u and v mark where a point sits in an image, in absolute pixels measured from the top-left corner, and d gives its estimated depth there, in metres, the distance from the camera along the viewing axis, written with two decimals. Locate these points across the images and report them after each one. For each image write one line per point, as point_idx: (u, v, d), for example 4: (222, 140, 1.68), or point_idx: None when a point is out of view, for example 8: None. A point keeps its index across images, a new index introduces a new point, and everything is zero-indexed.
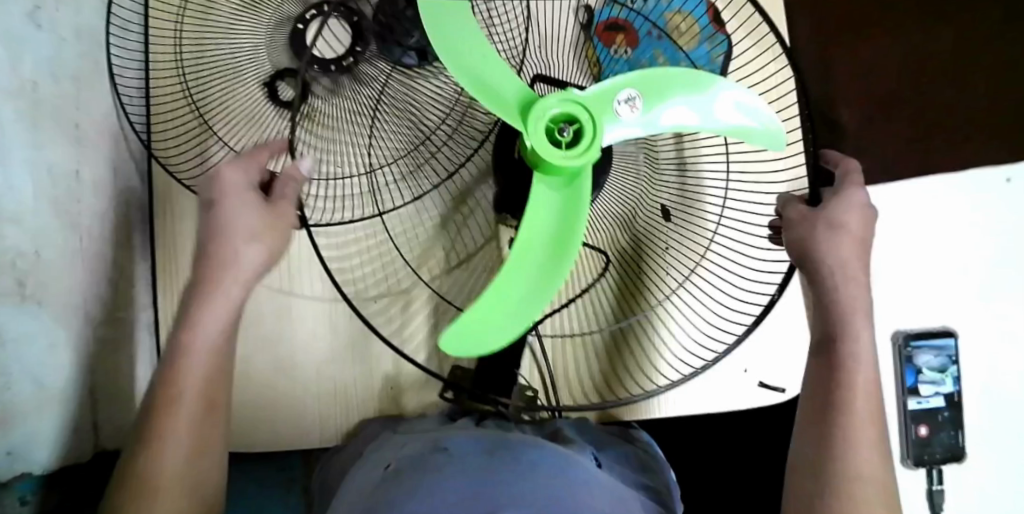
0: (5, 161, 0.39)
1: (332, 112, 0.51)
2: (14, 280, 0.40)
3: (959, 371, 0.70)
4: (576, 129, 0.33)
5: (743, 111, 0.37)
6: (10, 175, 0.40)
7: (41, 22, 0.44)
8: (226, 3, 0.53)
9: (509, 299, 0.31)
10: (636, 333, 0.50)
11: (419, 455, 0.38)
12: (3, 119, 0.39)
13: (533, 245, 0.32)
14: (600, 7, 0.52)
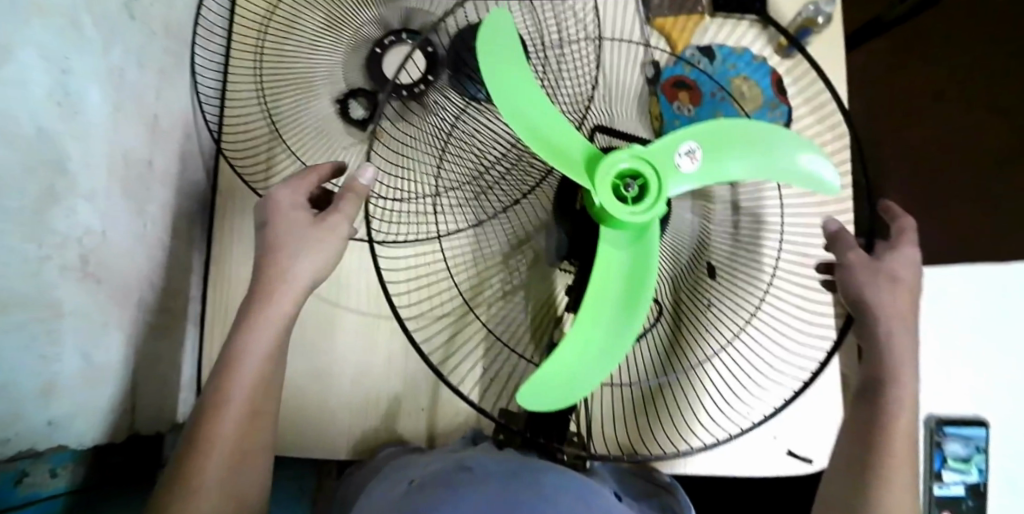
0: (84, 141, 0.40)
1: (403, 136, 0.53)
2: (79, 257, 0.41)
3: (984, 463, 0.70)
4: (640, 183, 0.39)
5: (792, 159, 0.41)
6: (88, 153, 0.41)
7: (135, 14, 0.46)
8: (309, 21, 0.55)
9: (584, 347, 0.38)
10: (675, 389, 0.50)
11: (448, 472, 0.40)
12: (87, 101, 0.40)
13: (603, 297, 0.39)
14: (669, 63, 0.54)
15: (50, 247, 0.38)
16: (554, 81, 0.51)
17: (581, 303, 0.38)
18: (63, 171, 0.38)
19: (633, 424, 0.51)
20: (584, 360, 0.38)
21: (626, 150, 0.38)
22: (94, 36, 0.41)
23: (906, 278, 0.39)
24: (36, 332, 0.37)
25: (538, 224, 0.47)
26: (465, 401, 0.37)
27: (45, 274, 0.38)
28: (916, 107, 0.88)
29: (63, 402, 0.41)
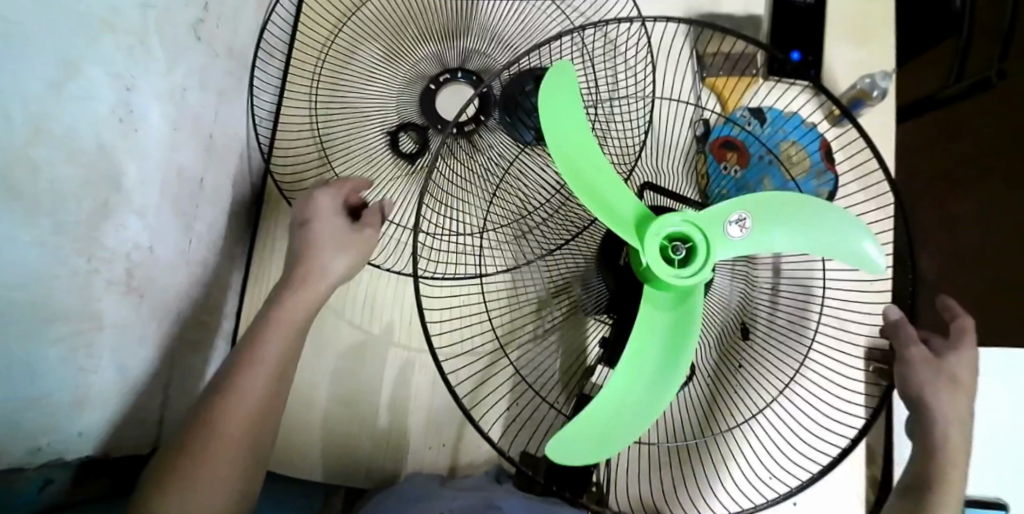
0: (143, 156, 0.41)
1: (453, 174, 0.52)
2: (126, 270, 0.41)
3: None
4: (688, 247, 0.37)
5: (846, 237, 0.39)
6: (145, 169, 0.42)
7: (201, 35, 0.46)
8: (366, 54, 0.56)
9: (617, 404, 0.36)
10: (705, 448, 0.50)
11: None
12: (150, 119, 0.41)
13: (644, 356, 0.37)
14: (720, 123, 0.54)
15: (99, 262, 0.38)
16: (601, 134, 0.52)
17: (618, 361, 0.37)
18: (118, 187, 0.39)
19: (659, 483, 0.50)
20: (615, 420, 0.36)
21: (679, 213, 0.37)
22: (160, 56, 0.41)
23: (956, 373, 0.42)
24: (78, 345, 0.37)
25: (575, 273, 0.46)
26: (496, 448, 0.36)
27: (92, 288, 0.38)
28: (954, 171, 0.89)
29: (94, 414, 0.41)
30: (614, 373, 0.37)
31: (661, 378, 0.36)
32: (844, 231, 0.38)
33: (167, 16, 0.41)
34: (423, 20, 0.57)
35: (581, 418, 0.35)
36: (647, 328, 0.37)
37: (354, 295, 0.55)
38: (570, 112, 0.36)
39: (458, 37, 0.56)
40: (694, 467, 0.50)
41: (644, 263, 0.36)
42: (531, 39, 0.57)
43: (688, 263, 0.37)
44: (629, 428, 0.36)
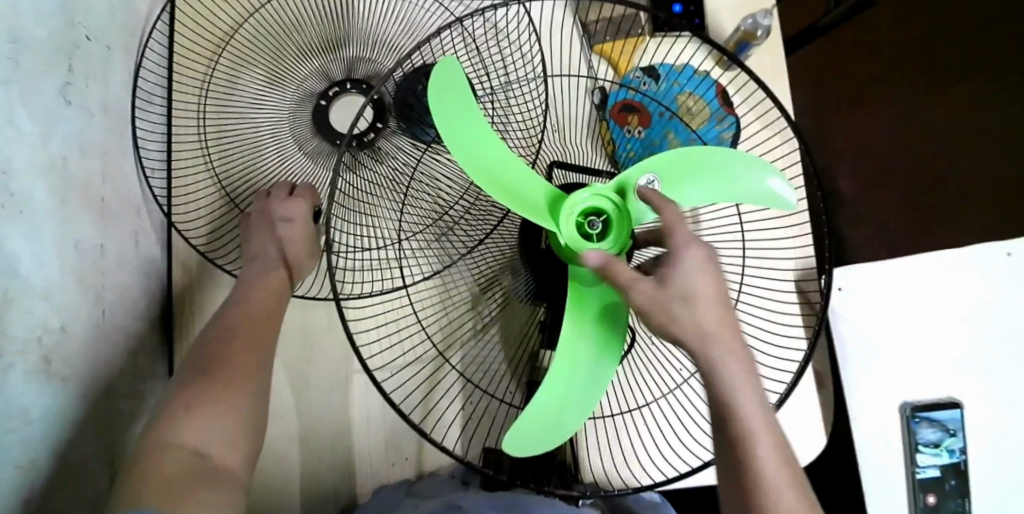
0: (35, 237, 0.38)
1: (365, 186, 0.52)
2: (41, 357, 0.38)
3: (960, 443, 0.55)
4: (605, 220, 0.35)
5: (750, 178, 0.36)
6: (40, 249, 0.39)
7: (71, 98, 0.44)
8: (250, 79, 0.55)
9: (567, 383, 0.35)
10: (664, 412, 0.50)
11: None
12: (35, 195, 0.38)
13: (586, 325, 0.36)
14: (615, 89, 0.55)
15: (13, 354, 0.34)
16: (504, 119, 0.51)
17: (558, 344, 0.35)
18: (15, 272, 0.35)
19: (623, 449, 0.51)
20: (566, 400, 0.34)
21: (590, 187, 0.35)
22: (32, 130, 0.38)
23: None
24: (9, 442, 0.34)
25: (504, 262, 0.46)
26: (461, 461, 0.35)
27: (12, 381, 0.34)
28: (850, 93, 0.96)
29: (45, 508, 0.38)
30: (558, 354, 0.35)
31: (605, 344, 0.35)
32: (753, 171, 0.36)
33: (30, 86, 0.38)
34: (300, 37, 0.56)
35: (534, 410, 0.34)
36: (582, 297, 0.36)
37: (288, 327, 0.54)
38: (463, 92, 0.33)
39: (341, 47, 0.55)
40: (651, 427, 0.51)
41: (563, 245, 0.34)
42: (415, 38, 0.57)
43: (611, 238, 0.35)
44: (582, 405, 0.35)
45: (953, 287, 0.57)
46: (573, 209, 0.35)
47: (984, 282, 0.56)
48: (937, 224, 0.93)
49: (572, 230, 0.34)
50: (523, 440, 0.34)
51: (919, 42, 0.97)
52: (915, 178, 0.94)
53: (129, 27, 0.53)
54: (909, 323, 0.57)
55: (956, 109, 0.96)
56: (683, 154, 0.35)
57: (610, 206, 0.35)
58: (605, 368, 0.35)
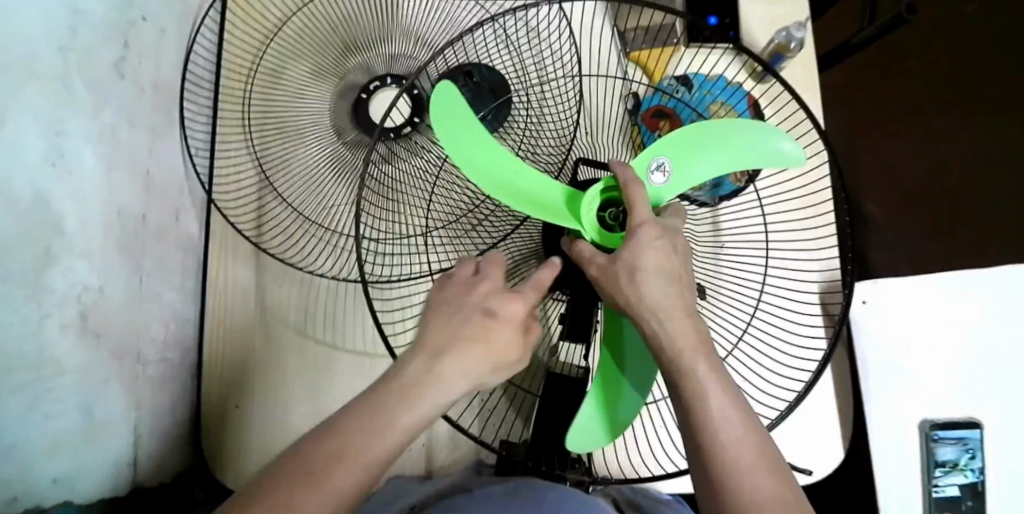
0: (81, 198, 0.40)
1: (398, 177, 0.53)
2: (78, 313, 0.40)
3: (978, 463, 0.54)
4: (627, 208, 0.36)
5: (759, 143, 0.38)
6: (85, 210, 0.40)
7: (124, 73, 0.46)
8: (296, 70, 0.58)
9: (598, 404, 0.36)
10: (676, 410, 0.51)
11: (448, 494, 0.41)
12: (83, 158, 0.40)
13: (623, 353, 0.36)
14: (648, 93, 0.56)
15: (48, 306, 0.36)
16: (538, 120, 0.53)
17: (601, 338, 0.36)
18: (59, 230, 0.37)
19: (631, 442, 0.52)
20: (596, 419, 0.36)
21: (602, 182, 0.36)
22: (85, 98, 0.41)
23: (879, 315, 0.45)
24: (40, 390, 0.36)
25: (529, 254, 0.47)
26: (480, 439, 0.38)
27: (46, 332, 0.36)
28: (880, 115, 0.95)
29: (69, 459, 0.39)
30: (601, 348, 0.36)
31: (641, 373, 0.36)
32: (763, 133, 0.38)
33: (86, 58, 0.40)
34: (345, 31, 0.58)
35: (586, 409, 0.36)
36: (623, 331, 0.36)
37: (314, 308, 0.56)
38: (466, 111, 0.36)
39: (383, 43, 0.57)
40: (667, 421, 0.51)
41: (589, 241, 0.35)
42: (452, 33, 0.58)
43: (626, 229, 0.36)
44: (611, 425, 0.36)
45: (977, 308, 0.56)
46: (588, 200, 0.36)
47: (1007, 302, 0.56)
48: (960, 250, 0.92)
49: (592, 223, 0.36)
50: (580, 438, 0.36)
51: (953, 68, 0.97)
52: (939, 204, 0.93)
53: (184, 12, 0.55)
54: (932, 339, 0.56)
55: (987, 136, 0.95)
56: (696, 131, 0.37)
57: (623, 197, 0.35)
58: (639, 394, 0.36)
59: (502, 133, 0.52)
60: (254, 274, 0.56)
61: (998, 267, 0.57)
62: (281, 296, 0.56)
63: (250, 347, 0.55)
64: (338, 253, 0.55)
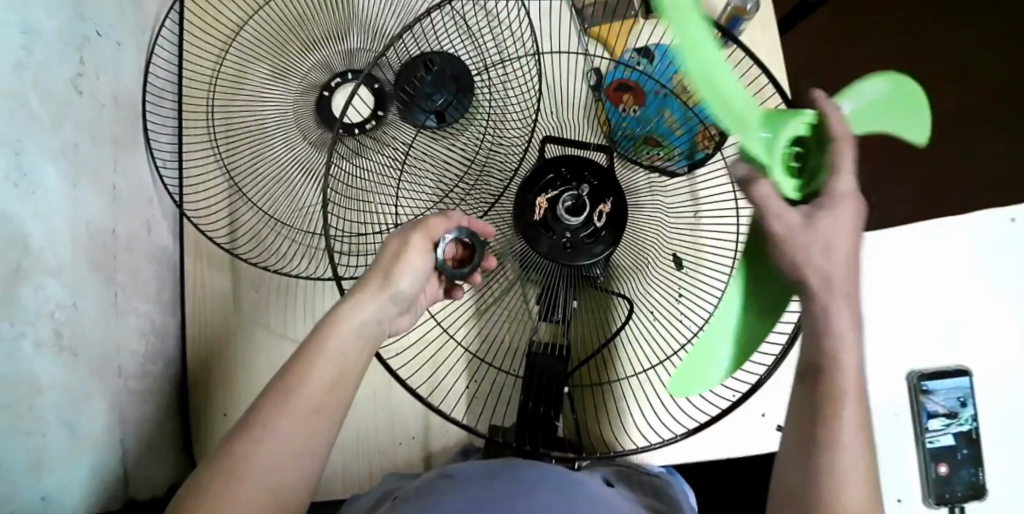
0: (46, 214, 0.39)
1: (363, 171, 0.53)
2: (52, 330, 0.39)
3: (972, 410, 0.56)
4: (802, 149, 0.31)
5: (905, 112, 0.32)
6: (51, 226, 0.40)
7: (82, 89, 0.46)
8: (257, 74, 0.58)
9: (728, 322, 0.31)
10: (650, 381, 0.51)
11: (430, 482, 0.40)
12: (44, 174, 0.40)
13: (757, 274, 0.32)
14: (612, 69, 0.56)
15: (21, 323, 0.36)
16: (499, 101, 0.53)
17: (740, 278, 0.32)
18: (25, 248, 0.37)
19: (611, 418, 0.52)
20: (719, 342, 0.30)
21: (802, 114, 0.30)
22: (42, 113, 0.40)
23: None
24: (22, 407, 0.35)
25: (507, 241, 0.45)
26: (464, 426, 0.38)
27: (22, 350, 0.36)
28: (855, 75, 0.95)
29: (55, 476, 0.39)
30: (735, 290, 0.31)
31: (775, 303, 0.31)
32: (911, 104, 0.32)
33: (41, 73, 0.40)
34: (303, 31, 0.58)
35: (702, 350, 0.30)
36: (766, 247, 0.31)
37: (293, 310, 0.56)
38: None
39: (342, 40, 0.57)
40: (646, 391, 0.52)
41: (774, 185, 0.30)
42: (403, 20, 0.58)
43: (804, 180, 0.32)
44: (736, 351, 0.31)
45: (956, 258, 0.57)
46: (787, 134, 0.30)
47: (980, 249, 0.57)
48: (952, 202, 0.91)
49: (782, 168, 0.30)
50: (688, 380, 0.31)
51: (927, 21, 0.96)
52: (924, 157, 0.92)
53: (140, 23, 0.55)
54: (913, 290, 0.56)
55: (968, 86, 0.94)
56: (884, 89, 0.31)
57: (821, 135, 0.30)
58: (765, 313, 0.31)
59: (466, 123, 0.52)
60: (231, 283, 0.56)
61: (974, 214, 0.57)
62: (259, 300, 0.56)
63: (232, 354, 0.55)
64: (312, 254, 0.56)
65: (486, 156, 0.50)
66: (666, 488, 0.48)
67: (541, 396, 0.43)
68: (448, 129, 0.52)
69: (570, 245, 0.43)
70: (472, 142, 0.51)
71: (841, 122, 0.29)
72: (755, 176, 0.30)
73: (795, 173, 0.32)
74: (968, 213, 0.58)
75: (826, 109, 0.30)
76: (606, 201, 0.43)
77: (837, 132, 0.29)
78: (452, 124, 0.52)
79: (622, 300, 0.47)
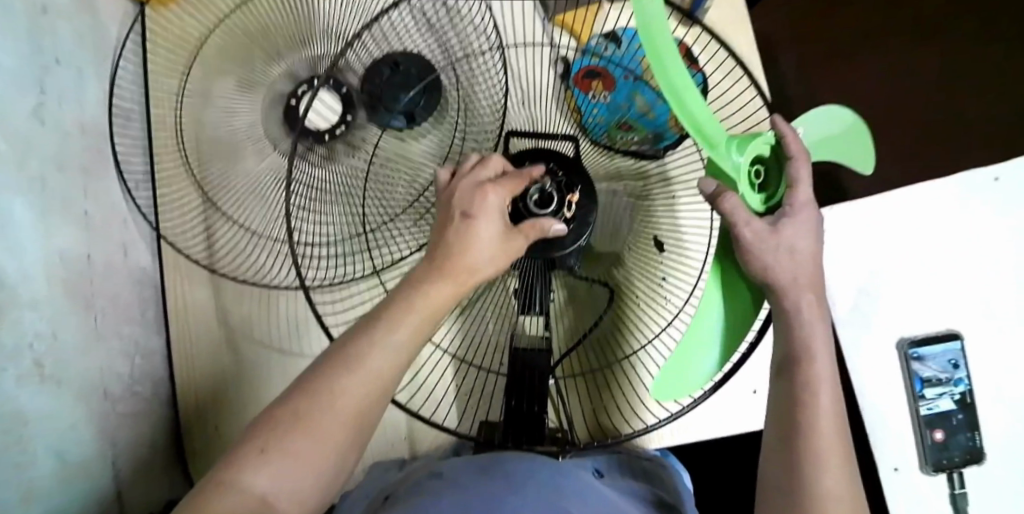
0: (18, 248, 0.39)
1: (329, 180, 0.51)
2: (34, 363, 0.39)
3: (966, 374, 0.56)
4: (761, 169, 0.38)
5: (841, 146, 0.43)
6: (25, 260, 0.39)
7: (46, 118, 0.45)
8: (223, 87, 0.58)
9: (709, 330, 0.35)
10: (632, 365, 0.51)
11: (417, 483, 0.40)
12: (14, 207, 0.39)
13: (730, 282, 0.36)
14: (578, 57, 0.55)
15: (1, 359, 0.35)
16: (468, 96, 0.53)
17: (713, 291, 0.36)
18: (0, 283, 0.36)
19: (599, 408, 0.52)
20: (702, 351, 0.35)
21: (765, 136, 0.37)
22: (7, 146, 0.39)
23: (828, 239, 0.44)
24: (7, 443, 0.35)
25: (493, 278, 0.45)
26: (442, 424, 0.37)
27: (4, 386, 0.35)
28: (835, 40, 0.93)
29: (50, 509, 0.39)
30: (710, 302, 0.36)
31: (747, 306, 0.36)
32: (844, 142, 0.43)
33: (3, 106, 0.39)
34: (267, 42, 0.58)
35: (684, 363, 0.35)
36: (732, 256, 0.37)
37: (275, 321, 0.56)
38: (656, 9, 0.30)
39: (305, 46, 0.57)
40: (629, 378, 0.52)
41: (739, 194, 0.35)
42: (363, 19, 0.58)
43: (768, 195, 0.38)
44: (721, 355, 0.36)
45: (930, 223, 0.58)
46: (753, 153, 0.36)
47: (952, 213, 0.58)
48: (942, 163, 0.90)
49: (746, 184, 0.36)
50: (674, 387, 0.35)
51: None
52: (910, 119, 0.91)
53: (101, 46, 0.55)
54: (887, 255, 0.58)
55: (951, 43, 0.92)
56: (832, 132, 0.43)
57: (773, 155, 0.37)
58: (740, 319, 0.36)
59: (434, 122, 0.51)
60: (214, 299, 0.57)
61: (947, 178, 0.58)
62: (242, 313, 0.56)
63: (221, 369, 0.55)
64: (285, 263, 0.56)
65: (456, 154, 0.51)
66: (661, 472, 0.48)
67: (524, 392, 0.42)
68: (417, 129, 0.51)
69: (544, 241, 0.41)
70: (440, 142, 0.51)
71: (792, 142, 0.36)
72: (721, 190, 0.34)
73: (760, 190, 0.38)
74: (941, 177, 0.59)
75: (782, 134, 0.36)
76: (575, 190, 0.42)
77: (792, 150, 0.36)
78: (421, 124, 0.51)
79: (602, 286, 0.46)
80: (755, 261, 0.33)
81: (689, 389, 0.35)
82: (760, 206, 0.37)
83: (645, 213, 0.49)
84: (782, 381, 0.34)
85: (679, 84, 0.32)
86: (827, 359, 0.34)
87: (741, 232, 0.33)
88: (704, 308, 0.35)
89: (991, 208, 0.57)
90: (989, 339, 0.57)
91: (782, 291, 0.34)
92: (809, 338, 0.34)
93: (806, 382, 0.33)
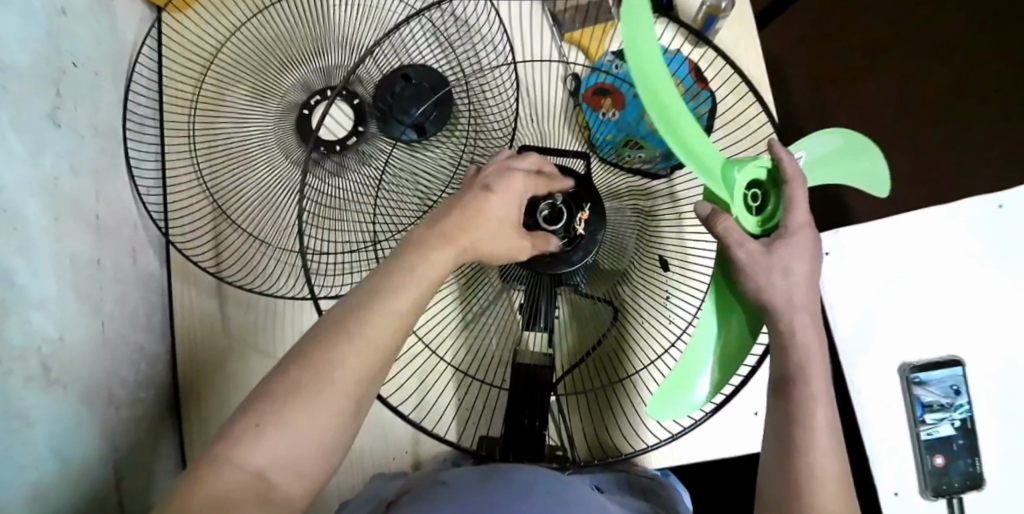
0: (29, 250, 0.39)
1: (338, 192, 0.51)
2: (40, 364, 0.39)
3: (969, 400, 0.57)
4: (757, 192, 0.38)
5: (853, 170, 0.42)
6: (34, 261, 0.40)
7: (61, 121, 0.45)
8: (237, 95, 0.59)
9: (701, 359, 0.36)
10: (635, 382, 0.51)
11: (418, 494, 0.40)
12: (26, 208, 0.39)
13: (727, 317, 0.37)
14: (587, 73, 0.56)
15: (8, 362, 0.35)
16: (480, 109, 0.54)
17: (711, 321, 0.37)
18: (10, 285, 0.36)
19: (601, 427, 0.52)
20: (696, 378, 0.36)
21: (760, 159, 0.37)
22: (22, 147, 0.40)
23: None
24: (11, 443, 0.35)
25: (496, 294, 0.46)
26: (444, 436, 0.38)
27: (10, 388, 0.35)
28: (843, 61, 0.94)
29: (50, 509, 0.39)
30: (706, 334, 0.37)
31: (745, 336, 0.37)
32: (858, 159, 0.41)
33: (20, 108, 0.40)
34: (281, 50, 0.59)
35: (679, 389, 0.36)
36: (729, 283, 0.37)
37: (281, 326, 0.56)
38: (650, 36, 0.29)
39: (319, 55, 0.58)
40: (629, 395, 0.52)
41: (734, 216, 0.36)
42: (378, 31, 0.59)
43: (765, 216, 0.37)
44: (714, 384, 0.36)
45: (933, 248, 0.58)
46: (746, 175, 0.37)
47: (956, 238, 0.58)
48: (947, 187, 0.90)
49: (741, 205, 0.36)
50: (669, 412, 0.35)
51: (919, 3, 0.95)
52: (916, 142, 0.92)
53: (118, 52, 0.55)
54: (890, 278, 0.58)
55: (960, 68, 0.93)
56: (846, 155, 0.41)
57: (773, 176, 0.37)
58: (737, 354, 0.37)
59: (446, 135, 0.52)
60: (219, 303, 0.57)
61: (951, 203, 0.59)
62: (247, 320, 0.56)
63: (225, 374, 0.56)
64: (293, 271, 0.57)
65: (467, 167, 0.50)
66: (660, 492, 0.48)
67: (528, 404, 0.42)
68: (427, 142, 0.51)
69: (551, 255, 0.42)
70: (452, 154, 0.51)
71: (788, 164, 0.36)
72: (717, 215, 0.35)
73: (757, 212, 0.38)
74: (947, 202, 0.59)
75: (777, 156, 0.36)
76: (584, 208, 0.43)
77: (788, 173, 0.36)
78: (431, 137, 0.51)
79: (606, 305, 0.47)
80: (756, 287, 0.34)
81: (684, 415, 0.36)
82: (756, 227, 0.37)
83: (651, 234, 0.50)
84: (780, 405, 0.35)
85: (683, 131, 0.33)
86: (828, 385, 0.35)
87: (734, 256, 0.35)
88: (699, 337, 0.36)
89: (995, 235, 0.58)
90: (993, 365, 0.57)
91: (784, 318, 0.34)
92: (812, 364, 0.34)
93: (811, 408, 0.33)
